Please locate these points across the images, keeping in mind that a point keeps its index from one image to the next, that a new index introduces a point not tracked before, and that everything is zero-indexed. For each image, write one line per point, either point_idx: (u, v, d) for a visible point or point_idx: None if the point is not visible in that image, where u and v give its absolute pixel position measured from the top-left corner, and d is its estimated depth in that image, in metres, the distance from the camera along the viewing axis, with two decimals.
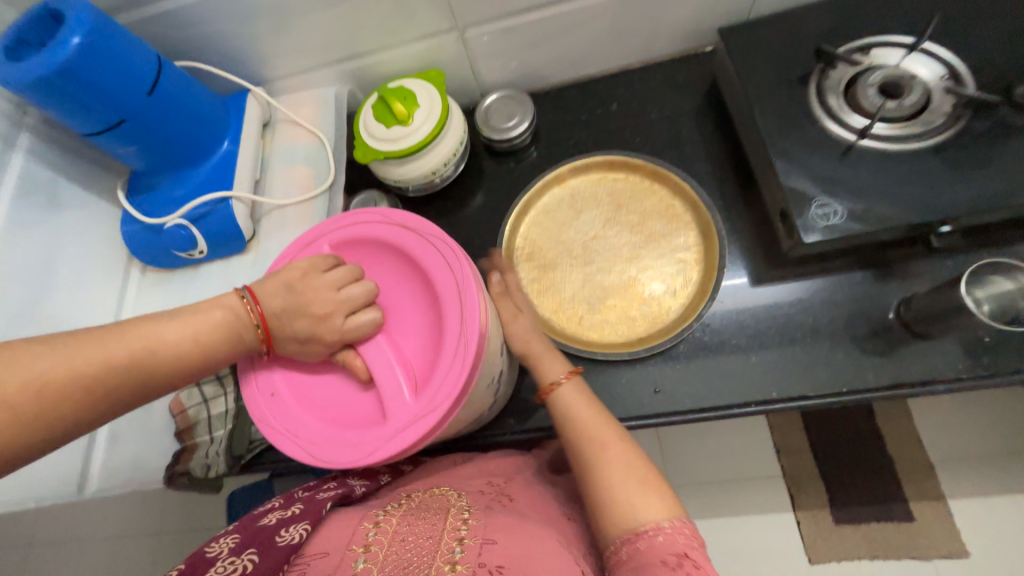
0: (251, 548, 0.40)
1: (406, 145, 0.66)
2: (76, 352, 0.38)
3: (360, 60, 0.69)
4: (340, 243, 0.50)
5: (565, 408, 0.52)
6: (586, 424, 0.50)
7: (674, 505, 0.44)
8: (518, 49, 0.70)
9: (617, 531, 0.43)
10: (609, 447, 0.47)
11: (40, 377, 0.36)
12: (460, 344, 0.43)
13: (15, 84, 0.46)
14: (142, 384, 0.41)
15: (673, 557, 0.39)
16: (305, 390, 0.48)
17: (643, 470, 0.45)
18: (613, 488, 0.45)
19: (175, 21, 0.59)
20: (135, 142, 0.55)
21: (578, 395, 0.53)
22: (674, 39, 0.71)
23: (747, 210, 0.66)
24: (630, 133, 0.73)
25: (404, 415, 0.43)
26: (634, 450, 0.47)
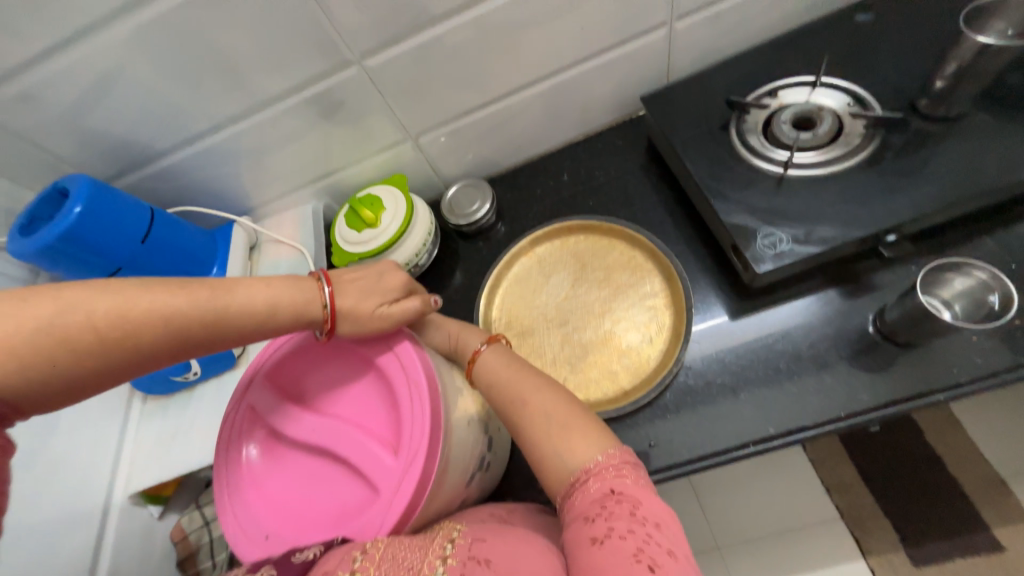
0: (266, 565, 0.37)
1: (376, 244, 0.71)
2: (164, 289, 0.41)
3: (331, 178, 0.78)
4: (274, 377, 0.54)
5: (486, 375, 0.51)
6: (506, 385, 0.50)
7: (600, 434, 0.45)
8: (468, 144, 0.78)
9: (559, 483, 0.44)
10: (530, 403, 0.47)
11: (136, 306, 0.39)
12: (413, 389, 0.47)
13: (27, 255, 0.53)
14: (207, 331, 0.43)
15: (596, 510, 0.39)
16: (299, 514, 0.49)
17: (564, 415, 0.46)
18: (542, 444, 0.45)
19: (166, 176, 0.68)
20: (132, 285, 0.62)
21: (496, 358, 0.53)
22: (607, 111, 0.79)
23: (707, 249, 0.68)
24: (584, 197, 0.79)
25: (393, 477, 0.44)
26: (555, 398, 0.47)
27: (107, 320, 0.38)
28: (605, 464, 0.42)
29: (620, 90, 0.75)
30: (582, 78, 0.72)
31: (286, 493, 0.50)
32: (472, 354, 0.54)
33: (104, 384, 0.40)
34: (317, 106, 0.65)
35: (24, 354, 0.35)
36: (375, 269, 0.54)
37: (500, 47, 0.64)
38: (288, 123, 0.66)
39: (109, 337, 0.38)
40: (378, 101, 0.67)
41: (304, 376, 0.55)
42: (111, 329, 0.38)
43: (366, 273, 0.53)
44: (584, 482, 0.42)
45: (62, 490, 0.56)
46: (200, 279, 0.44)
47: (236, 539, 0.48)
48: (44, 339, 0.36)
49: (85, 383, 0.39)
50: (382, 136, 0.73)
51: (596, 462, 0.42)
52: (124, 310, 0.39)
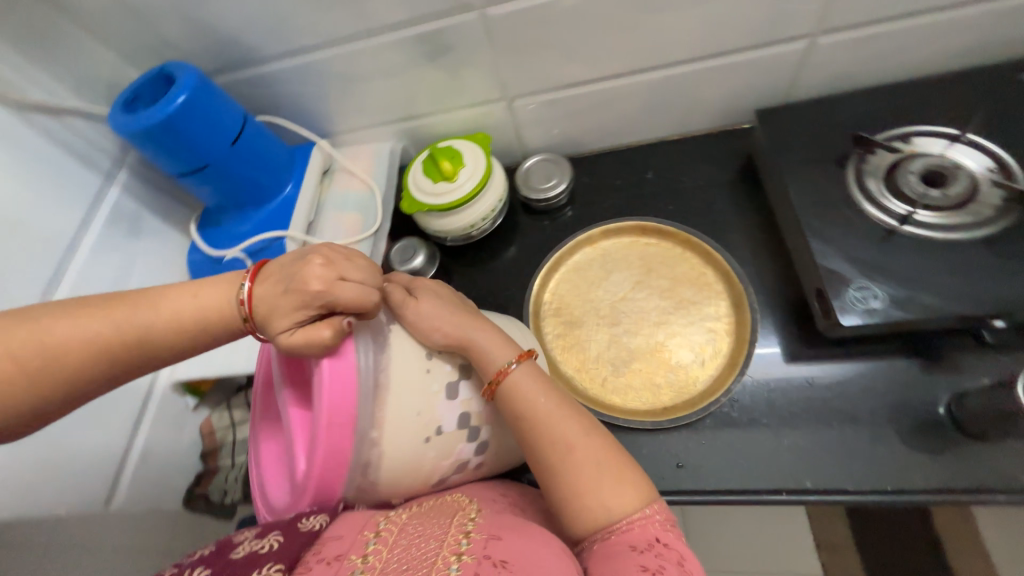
0: (276, 531, 0.38)
1: (449, 199, 0.70)
2: (82, 313, 0.38)
3: (415, 121, 0.76)
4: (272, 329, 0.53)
5: (515, 399, 0.46)
6: (542, 417, 0.45)
7: (640, 486, 0.43)
8: (560, 118, 0.75)
9: (591, 529, 0.42)
10: (573, 445, 0.44)
11: (50, 336, 0.37)
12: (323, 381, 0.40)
13: (128, 132, 0.54)
14: (139, 352, 0.40)
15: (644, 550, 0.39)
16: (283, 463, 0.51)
17: (615, 466, 0.44)
18: (579, 487, 0.43)
19: (262, 82, 0.68)
20: (213, 184, 0.62)
21: (527, 379, 0.47)
22: (711, 116, 0.74)
23: (782, 286, 0.64)
24: (663, 200, 0.75)
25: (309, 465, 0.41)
26: (598, 444, 0.45)
27: (27, 353, 0.36)
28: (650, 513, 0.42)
29: (732, 98, 0.71)
30: (699, 77, 0.67)
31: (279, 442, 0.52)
32: (496, 373, 0.47)
33: (57, 410, 0.40)
34: (425, 46, 0.63)
35: None
36: (295, 261, 0.43)
37: (626, 25, 0.60)
38: (391, 56, 0.64)
39: (33, 368, 0.37)
40: (486, 54, 0.64)
41: None
42: (34, 359, 0.37)
43: (286, 268, 0.43)
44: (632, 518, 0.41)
45: None
46: (120, 295, 0.40)
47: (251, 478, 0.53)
48: None
49: (26, 413, 0.38)
50: (477, 90, 0.70)
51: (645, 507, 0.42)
52: (44, 342, 0.37)
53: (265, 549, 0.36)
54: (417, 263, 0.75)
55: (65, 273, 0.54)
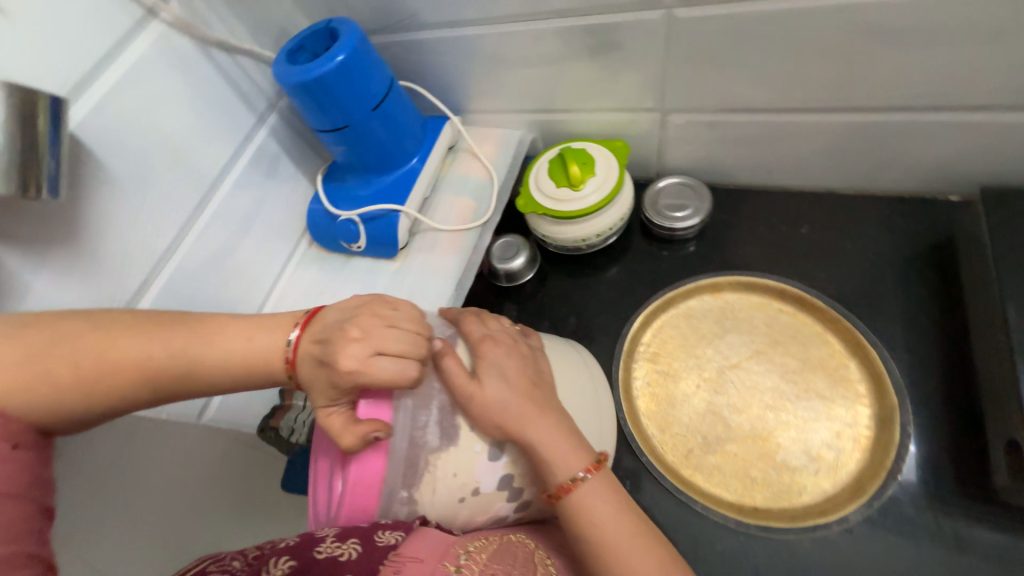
0: (354, 537, 0.37)
1: (568, 208, 0.65)
2: (147, 332, 0.39)
3: (552, 115, 0.71)
4: None
5: (583, 519, 0.41)
6: (609, 540, 0.40)
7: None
8: (715, 143, 0.65)
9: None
10: None
11: (116, 348, 0.37)
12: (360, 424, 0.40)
13: (286, 82, 0.55)
14: (177, 383, 0.40)
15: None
16: None
17: None
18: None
19: (414, 48, 0.66)
20: (347, 144, 0.63)
21: (594, 493, 0.42)
22: (910, 179, 0.60)
23: (951, 412, 0.51)
24: (814, 263, 0.64)
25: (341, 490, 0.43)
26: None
27: (88, 361, 0.37)
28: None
29: (949, 162, 0.56)
30: (914, 129, 0.54)
31: None
32: (564, 484, 0.42)
33: (93, 423, 0.39)
34: (591, 38, 0.56)
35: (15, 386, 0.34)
36: (346, 323, 0.40)
37: (843, 53, 0.49)
38: (550, 44, 0.59)
39: (89, 376, 0.37)
40: (656, 58, 0.56)
41: None
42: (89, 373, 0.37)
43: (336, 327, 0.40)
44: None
45: (231, 291, 0.62)
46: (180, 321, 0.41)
47: None
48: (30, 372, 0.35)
49: (63, 423, 0.37)
50: (631, 96, 0.63)
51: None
52: (106, 351, 0.37)
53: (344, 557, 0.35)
54: (517, 263, 0.71)
55: (209, 202, 0.58)
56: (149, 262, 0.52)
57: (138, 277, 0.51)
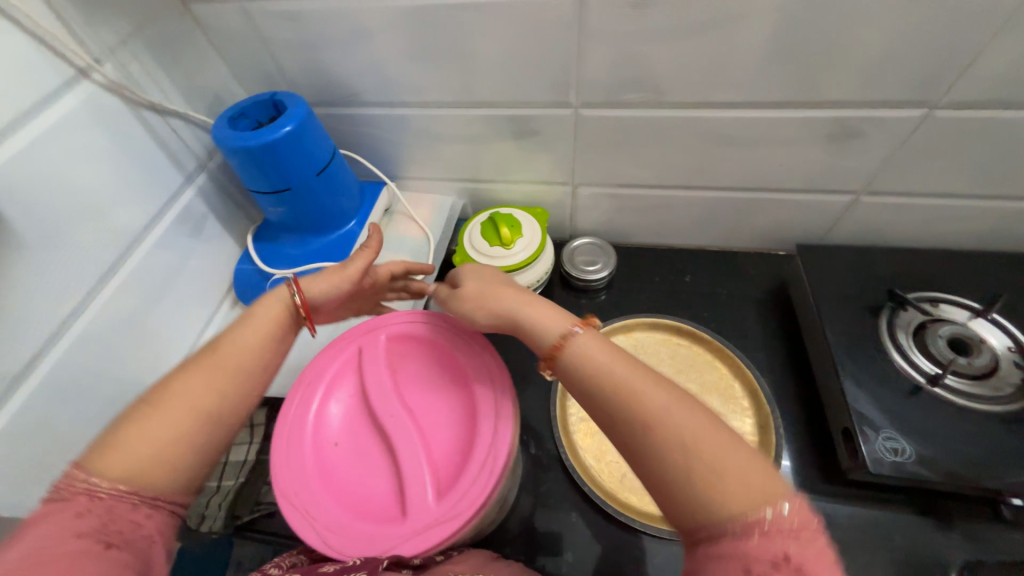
0: None
1: (500, 264, 0.73)
2: (182, 368, 0.43)
3: (480, 184, 0.80)
4: (393, 338, 0.47)
5: (579, 371, 0.40)
6: (613, 381, 0.38)
7: (772, 468, 0.33)
8: (615, 210, 0.80)
9: (694, 523, 0.33)
10: (659, 414, 0.36)
11: (185, 390, 0.41)
12: (490, 454, 0.39)
13: (228, 147, 0.57)
14: (266, 368, 0.46)
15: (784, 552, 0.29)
16: (323, 477, 0.40)
17: (719, 443, 0.34)
18: (676, 460, 0.34)
19: (352, 122, 0.72)
20: (287, 206, 0.64)
21: (592, 346, 0.41)
22: (753, 239, 0.80)
23: (804, 415, 0.66)
24: (698, 305, 0.79)
25: (427, 515, 0.38)
26: (684, 406, 0.36)
27: (185, 403, 0.41)
28: (788, 516, 0.31)
29: (774, 227, 0.77)
30: (750, 203, 0.74)
31: (328, 448, 0.42)
32: (553, 340, 0.42)
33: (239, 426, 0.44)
34: (515, 125, 0.68)
35: (158, 451, 0.39)
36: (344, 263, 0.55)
37: (699, 149, 0.67)
38: (480, 127, 0.69)
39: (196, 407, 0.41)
40: (567, 143, 0.69)
41: (415, 353, 0.47)
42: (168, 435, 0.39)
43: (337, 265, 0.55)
44: (747, 553, 0.30)
45: (139, 359, 0.56)
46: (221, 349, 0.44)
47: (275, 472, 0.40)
48: (156, 433, 0.39)
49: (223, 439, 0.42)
50: (548, 172, 0.75)
51: (782, 508, 0.31)
52: (177, 391, 0.41)
53: None
54: None
55: (124, 262, 0.54)
56: (48, 330, 0.46)
57: (31, 347, 0.45)
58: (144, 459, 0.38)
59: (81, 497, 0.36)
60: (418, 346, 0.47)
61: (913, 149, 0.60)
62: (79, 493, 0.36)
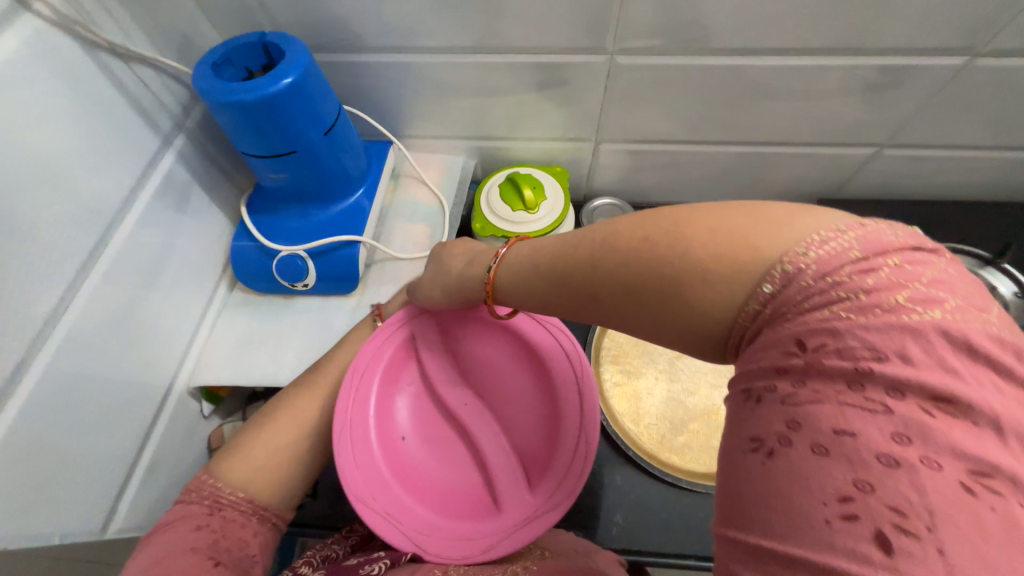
0: None
1: (525, 229, 0.69)
2: (293, 391, 0.50)
3: (493, 142, 0.74)
4: (458, 342, 0.50)
5: (539, 264, 0.36)
6: (559, 256, 0.34)
7: (794, 210, 0.27)
8: (636, 168, 0.77)
9: (732, 306, 0.27)
10: (634, 248, 0.30)
11: (296, 411, 0.48)
12: (577, 451, 0.43)
13: (219, 102, 0.47)
14: None
15: (882, 318, 0.23)
16: (411, 482, 0.46)
17: (704, 245, 0.27)
18: (672, 267, 0.28)
19: (350, 71, 0.62)
20: (289, 172, 0.56)
21: (524, 248, 0.39)
22: (770, 195, 0.80)
23: None
24: None
25: (520, 511, 0.44)
26: (644, 216, 0.31)
27: (295, 423, 0.48)
28: (852, 243, 0.25)
29: (793, 183, 0.77)
30: (774, 158, 0.72)
31: (410, 457, 0.47)
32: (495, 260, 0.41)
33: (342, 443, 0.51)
34: (540, 75, 0.61)
35: (275, 461, 0.46)
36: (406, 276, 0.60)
37: (734, 101, 0.64)
38: (500, 77, 0.62)
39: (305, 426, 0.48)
40: (595, 95, 0.64)
41: (483, 354, 0.50)
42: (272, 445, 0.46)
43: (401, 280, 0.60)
44: (823, 309, 0.24)
45: (137, 357, 0.49)
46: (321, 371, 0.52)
47: (356, 482, 0.43)
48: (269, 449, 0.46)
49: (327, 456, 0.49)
50: (570, 127, 0.70)
51: (859, 231, 0.25)
52: (289, 410, 0.48)
53: None
54: None
55: (106, 246, 0.45)
56: (30, 334, 0.38)
57: (12, 355, 0.37)
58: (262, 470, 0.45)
59: (205, 501, 0.43)
60: (486, 346, 0.50)
61: (945, 99, 0.60)
62: (206, 496, 0.43)
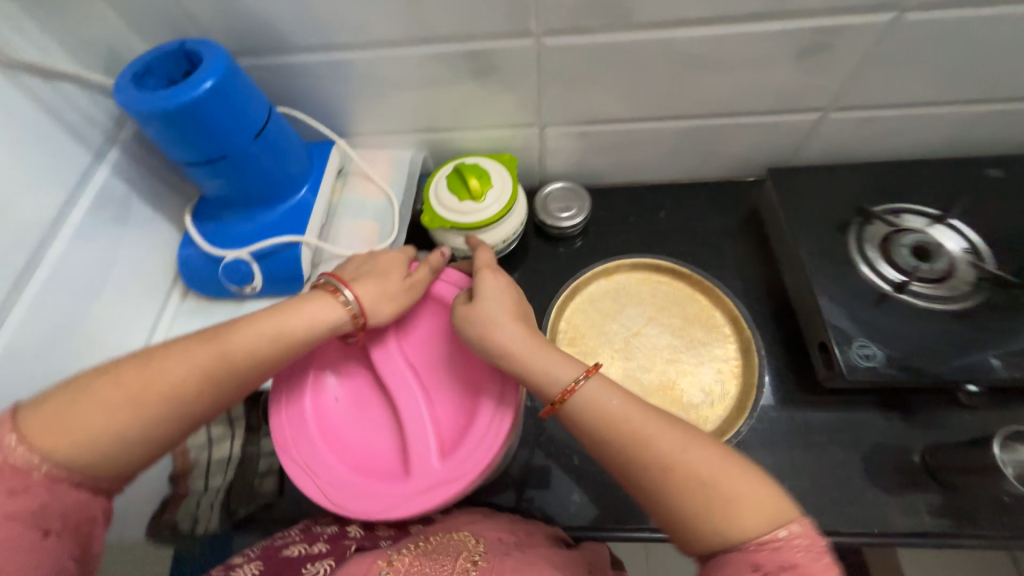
0: None
1: (473, 219, 0.69)
2: (167, 354, 0.44)
3: (440, 134, 0.74)
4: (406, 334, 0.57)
5: (599, 419, 0.46)
6: (609, 415, 0.46)
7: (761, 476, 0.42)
8: (587, 150, 0.76)
9: (720, 540, 0.40)
10: (651, 446, 0.44)
11: (153, 376, 0.43)
12: (489, 430, 0.50)
13: (139, 112, 0.48)
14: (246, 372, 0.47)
15: (789, 545, 0.39)
16: (333, 442, 0.52)
17: (717, 469, 0.42)
18: (716, 497, 0.41)
19: (285, 72, 0.63)
20: (224, 177, 0.56)
21: (595, 388, 0.47)
22: (724, 167, 0.79)
23: (782, 335, 0.69)
24: (675, 241, 0.79)
25: (426, 478, 0.48)
26: (670, 426, 0.45)
27: (139, 390, 0.42)
28: (797, 539, 0.39)
29: (745, 153, 0.76)
30: (722, 130, 0.72)
31: (337, 423, 0.53)
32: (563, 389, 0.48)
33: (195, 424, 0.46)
34: (472, 62, 0.61)
35: (102, 435, 0.41)
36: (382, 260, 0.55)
37: (671, 75, 0.63)
38: (434, 68, 0.62)
39: (138, 393, 0.42)
40: (532, 79, 0.64)
41: (425, 348, 0.57)
42: (82, 438, 0.40)
43: (374, 266, 0.54)
44: (748, 546, 0.39)
45: (86, 367, 0.50)
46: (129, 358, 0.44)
47: (283, 427, 0.50)
48: (101, 416, 0.41)
49: (162, 439, 0.44)
50: (512, 113, 0.70)
51: (784, 532, 0.39)
52: (146, 384, 0.43)
53: None
54: None
55: (39, 263, 0.46)
56: None
57: None
58: (87, 440, 0.40)
59: (12, 475, 0.38)
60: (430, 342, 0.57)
61: (882, 57, 0.59)
62: (12, 461, 0.38)
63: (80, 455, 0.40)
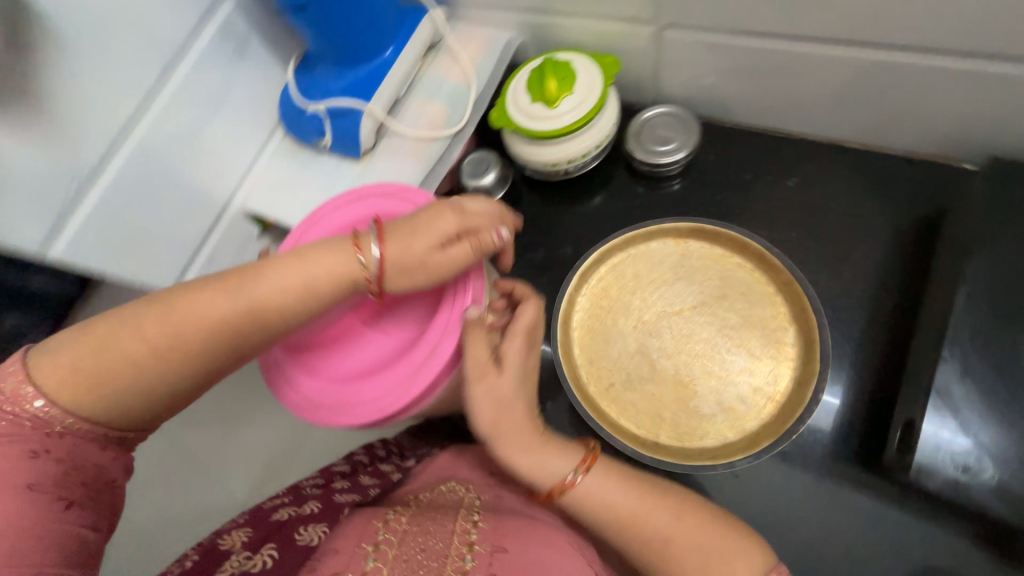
0: (269, 544, 0.43)
1: (538, 126, 0.61)
2: (197, 291, 0.44)
3: (543, 18, 0.64)
4: None
5: (597, 504, 0.44)
6: (609, 495, 0.44)
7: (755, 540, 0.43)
8: (715, 71, 0.59)
9: None
10: (668, 534, 0.43)
11: (190, 314, 0.43)
12: (378, 400, 0.45)
13: None
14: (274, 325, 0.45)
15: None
16: None
17: (711, 542, 0.42)
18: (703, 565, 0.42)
19: None
20: (313, 29, 0.59)
21: (596, 480, 0.45)
22: (920, 136, 0.55)
23: (870, 387, 0.52)
24: (790, 221, 0.61)
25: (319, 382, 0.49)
26: (661, 503, 0.44)
27: (152, 333, 0.42)
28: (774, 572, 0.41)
29: (961, 123, 0.51)
30: (932, 78, 0.48)
31: None
32: (559, 484, 0.45)
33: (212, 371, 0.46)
34: None
35: (91, 374, 0.42)
36: (422, 216, 0.45)
37: None
38: None
39: (159, 345, 0.43)
40: None
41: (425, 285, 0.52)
42: (113, 364, 0.42)
43: (413, 218, 0.45)
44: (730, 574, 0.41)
45: (199, 172, 0.63)
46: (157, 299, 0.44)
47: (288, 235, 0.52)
48: (101, 363, 0.42)
49: (167, 396, 0.45)
50: (626, 2, 0.55)
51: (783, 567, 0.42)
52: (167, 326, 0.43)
53: (263, 564, 0.40)
54: (485, 181, 0.69)
55: (169, 78, 0.57)
56: (110, 134, 0.54)
57: (99, 145, 0.53)
58: (76, 376, 0.41)
59: (31, 427, 0.40)
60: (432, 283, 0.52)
61: None
62: (24, 415, 0.40)
63: (80, 403, 0.42)
